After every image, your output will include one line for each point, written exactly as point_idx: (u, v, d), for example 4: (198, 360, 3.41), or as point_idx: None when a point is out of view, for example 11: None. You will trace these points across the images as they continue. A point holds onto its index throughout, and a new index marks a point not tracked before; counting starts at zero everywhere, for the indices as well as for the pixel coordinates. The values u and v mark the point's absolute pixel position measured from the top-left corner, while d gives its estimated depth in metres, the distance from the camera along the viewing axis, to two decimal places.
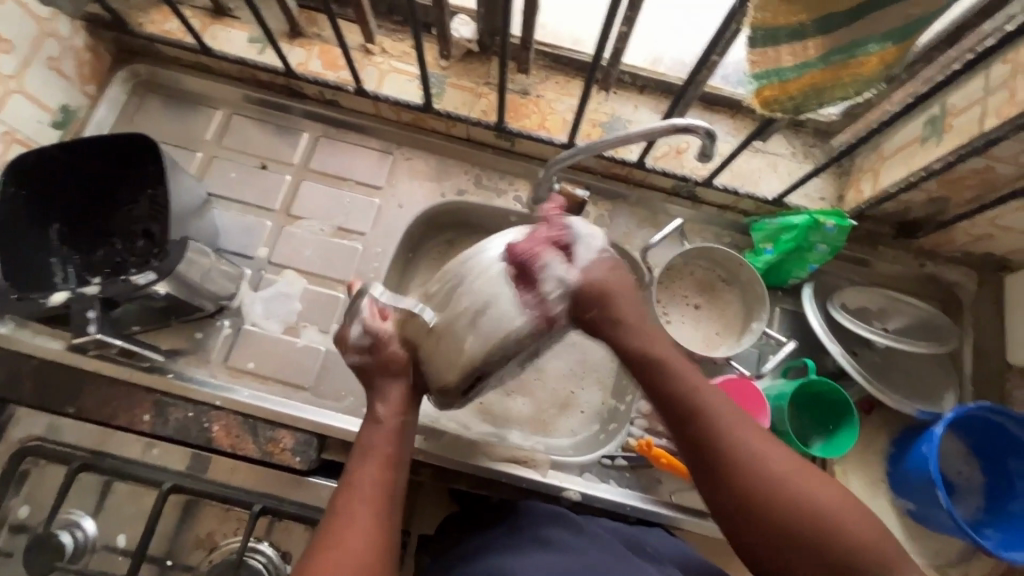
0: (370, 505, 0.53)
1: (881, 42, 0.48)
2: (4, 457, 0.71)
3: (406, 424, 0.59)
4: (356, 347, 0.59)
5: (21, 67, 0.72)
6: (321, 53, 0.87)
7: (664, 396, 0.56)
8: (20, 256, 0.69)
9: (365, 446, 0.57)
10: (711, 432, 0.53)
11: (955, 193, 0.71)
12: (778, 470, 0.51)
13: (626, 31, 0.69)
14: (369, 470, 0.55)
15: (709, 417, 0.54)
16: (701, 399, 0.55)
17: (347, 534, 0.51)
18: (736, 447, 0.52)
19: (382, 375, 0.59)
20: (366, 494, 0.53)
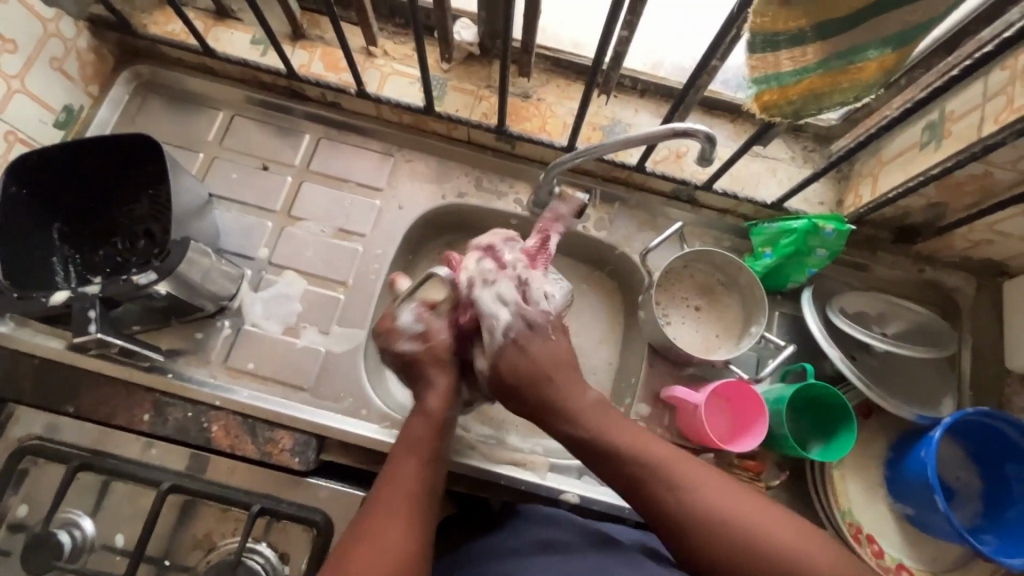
0: (409, 490, 0.57)
1: (880, 48, 0.48)
2: (4, 455, 0.71)
3: (450, 419, 0.65)
4: (412, 333, 0.69)
5: (25, 67, 0.72)
6: (324, 55, 0.87)
7: (610, 464, 0.59)
8: (21, 255, 0.69)
9: (408, 439, 0.62)
10: (659, 496, 0.56)
11: (954, 199, 0.71)
12: (749, 521, 0.53)
13: (627, 35, 0.69)
14: (411, 459, 0.60)
15: (654, 480, 0.56)
16: (644, 462, 0.58)
17: (386, 514, 0.54)
18: (684, 506, 0.54)
19: (431, 365, 0.67)
20: (407, 480, 0.57)
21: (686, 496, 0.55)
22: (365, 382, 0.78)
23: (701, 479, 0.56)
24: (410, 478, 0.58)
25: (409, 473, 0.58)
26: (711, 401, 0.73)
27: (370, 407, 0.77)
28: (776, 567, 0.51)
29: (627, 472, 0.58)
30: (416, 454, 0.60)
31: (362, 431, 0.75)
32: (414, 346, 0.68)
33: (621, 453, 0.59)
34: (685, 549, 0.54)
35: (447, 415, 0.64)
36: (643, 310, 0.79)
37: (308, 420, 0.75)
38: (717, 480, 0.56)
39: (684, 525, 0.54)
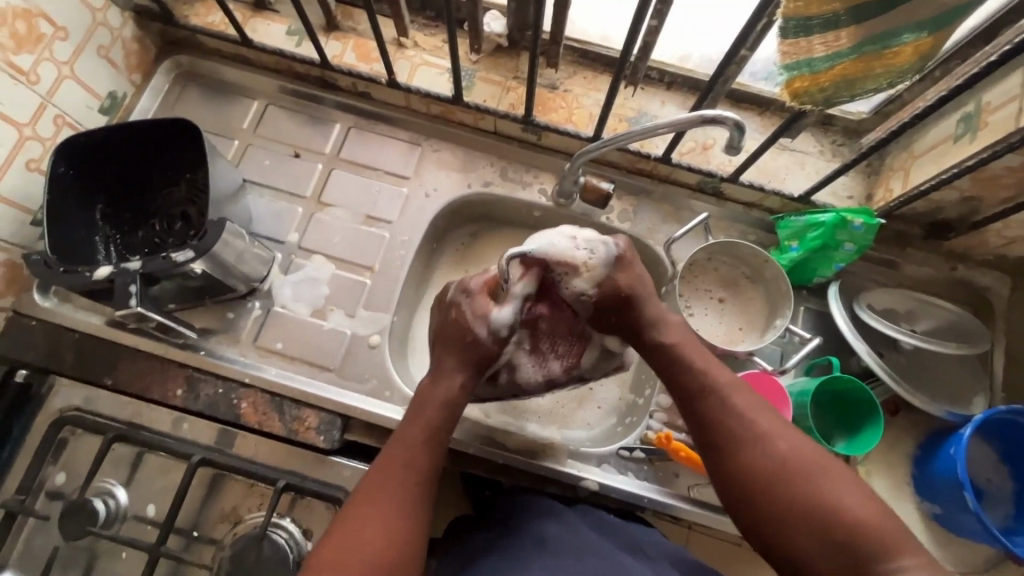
0: (399, 495, 0.57)
1: (915, 32, 0.47)
2: (45, 425, 0.75)
3: (444, 429, 0.62)
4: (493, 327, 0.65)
5: (75, 54, 0.76)
6: (356, 46, 0.89)
7: (682, 376, 0.63)
8: (68, 234, 0.72)
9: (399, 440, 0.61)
10: (719, 418, 0.59)
11: (989, 193, 0.69)
12: (793, 455, 0.56)
13: (656, 24, 0.69)
14: (401, 464, 0.59)
15: (719, 399, 0.60)
16: (714, 380, 0.62)
17: (370, 519, 0.55)
18: (738, 422, 0.59)
19: (459, 348, 0.65)
20: (389, 487, 0.57)
21: (741, 421, 0.59)
22: (389, 364, 0.79)
23: (761, 414, 0.59)
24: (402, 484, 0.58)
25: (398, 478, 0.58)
26: None
27: (393, 389, 0.78)
28: (802, 501, 0.53)
29: (690, 387, 0.62)
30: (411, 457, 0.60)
31: (385, 412, 0.76)
32: (486, 337, 0.65)
33: (692, 368, 0.63)
34: (730, 474, 0.58)
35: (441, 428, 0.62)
36: (666, 301, 0.79)
37: (333, 400, 0.76)
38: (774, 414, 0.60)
39: (732, 448, 0.58)
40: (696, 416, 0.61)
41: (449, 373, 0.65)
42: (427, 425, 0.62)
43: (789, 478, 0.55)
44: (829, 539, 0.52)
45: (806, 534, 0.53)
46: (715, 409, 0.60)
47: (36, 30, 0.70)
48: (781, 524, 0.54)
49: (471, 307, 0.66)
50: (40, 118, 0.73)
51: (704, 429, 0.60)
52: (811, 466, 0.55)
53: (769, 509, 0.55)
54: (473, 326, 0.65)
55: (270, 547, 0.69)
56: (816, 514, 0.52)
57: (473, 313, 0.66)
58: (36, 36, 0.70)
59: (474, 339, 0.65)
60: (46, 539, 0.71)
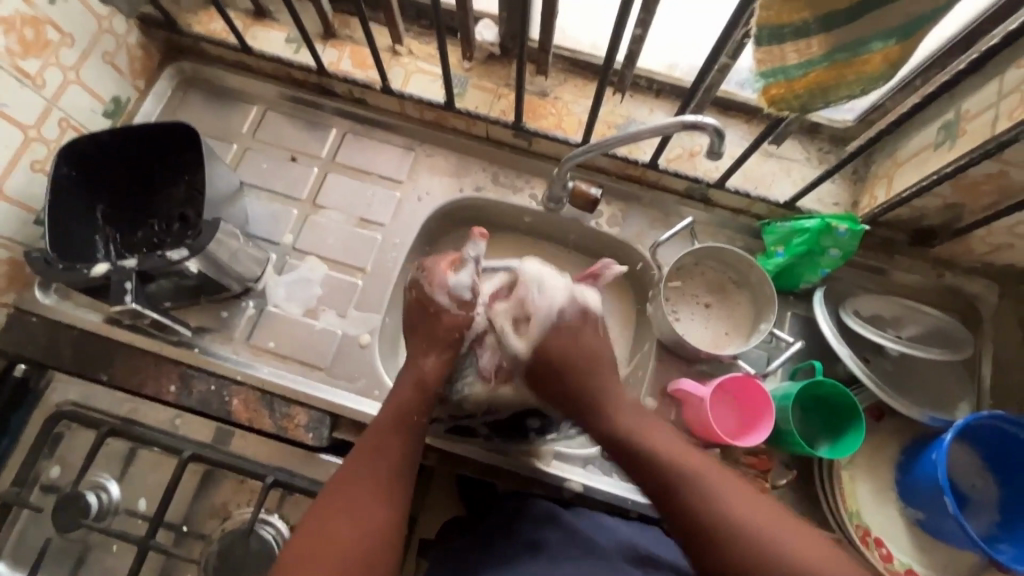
0: (383, 491, 0.61)
1: (885, 40, 0.48)
2: (43, 418, 0.76)
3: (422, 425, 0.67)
4: (456, 298, 0.74)
5: (80, 59, 0.78)
6: (352, 54, 0.91)
7: (630, 440, 0.65)
8: (69, 234, 0.74)
9: (378, 432, 0.65)
10: (670, 477, 0.60)
11: (971, 199, 0.69)
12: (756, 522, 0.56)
13: (641, 33, 0.70)
14: (383, 454, 0.63)
15: (663, 464, 0.61)
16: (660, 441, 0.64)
17: (344, 513, 0.58)
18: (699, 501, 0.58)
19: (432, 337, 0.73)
20: (369, 478, 0.61)
21: (704, 500, 0.58)
22: (378, 364, 0.81)
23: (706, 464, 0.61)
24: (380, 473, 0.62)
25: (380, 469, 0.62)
26: (717, 395, 0.73)
27: (381, 389, 0.80)
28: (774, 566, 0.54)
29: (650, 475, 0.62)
30: (389, 448, 0.64)
31: (373, 410, 0.78)
32: (447, 304, 0.74)
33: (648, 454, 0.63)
34: (689, 533, 0.58)
35: (412, 420, 0.67)
36: (652, 305, 0.80)
37: (322, 398, 0.78)
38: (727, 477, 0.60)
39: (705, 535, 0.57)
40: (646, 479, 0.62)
41: (421, 357, 0.72)
42: (400, 416, 0.66)
43: (743, 526, 0.55)
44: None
45: None
46: (676, 491, 0.59)
47: (43, 36, 0.73)
48: None
49: (427, 280, 0.74)
50: (46, 120, 0.76)
51: (657, 493, 0.61)
52: (761, 514, 0.57)
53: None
54: (432, 296, 0.74)
55: (257, 542, 0.71)
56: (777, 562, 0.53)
57: (430, 285, 0.74)
58: (43, 42, 0.73)
59: (438, 308, 0.74)
60: (39, 531, 0.73)
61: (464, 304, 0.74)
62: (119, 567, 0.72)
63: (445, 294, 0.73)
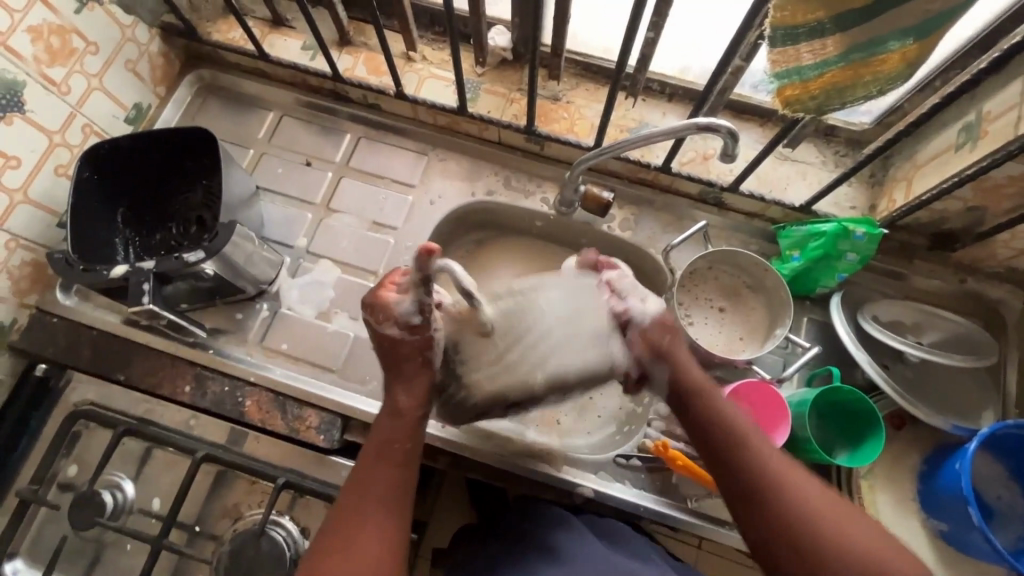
0: (382, 522, 0.58)
1: (902, 39, 0.48)
2: (61, 417, 0.78)
3: (410, 451, 0.63)
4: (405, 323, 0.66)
5: (104, 67, 0.80)
6: (367, 60, 0.92)
7: (713, 423, 0.60)
8: (89, 236, 0.76)
9: (364, 466, 0.61)
10: (744, 440, 0.58)
11: (993, 202, 0.68)
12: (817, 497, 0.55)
13: (653, 36, 0.69)
14: (374, 485, 0.60)
15: (739, 425, 0.60)
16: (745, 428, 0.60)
17: (342, 553, 0.55)
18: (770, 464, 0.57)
19: (406, 358, 0.67)
20: (363, 515, 0.58)
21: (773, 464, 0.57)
22: None
23: (783, 458, 0.58)
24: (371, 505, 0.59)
25: (371, 501, 0.59)
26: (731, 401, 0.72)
27: None
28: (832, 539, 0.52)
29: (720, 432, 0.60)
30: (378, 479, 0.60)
31: None
32: (400, 334, 0.66)
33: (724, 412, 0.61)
34: (742, 487, 0.56)
35: (399, 447, 0.63)
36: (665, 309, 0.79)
37: (335, 400, 0.78)
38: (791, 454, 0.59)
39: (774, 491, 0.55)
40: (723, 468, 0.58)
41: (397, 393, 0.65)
42: (382, 446, 0.62)
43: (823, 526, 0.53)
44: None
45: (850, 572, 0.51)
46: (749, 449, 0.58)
47: (69, 44, 0.75)
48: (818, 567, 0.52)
49: (375, 315, 0.67)
50: (70, 125, 0.78)
51: (724, 453, 0.59)
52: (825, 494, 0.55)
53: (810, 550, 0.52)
54: (384, 331, 0.67)
55: (268, 544, 0.71)
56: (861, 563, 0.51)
57: (378, 319, 0.67)
58: (69, 50, 0.75)
59: (391, 339, 0.67)
60: (56, 529, 0.74)
61: (416, 328, 0.66)
62: (132, 566, 0.73)
63: (398, 325, 0.66)
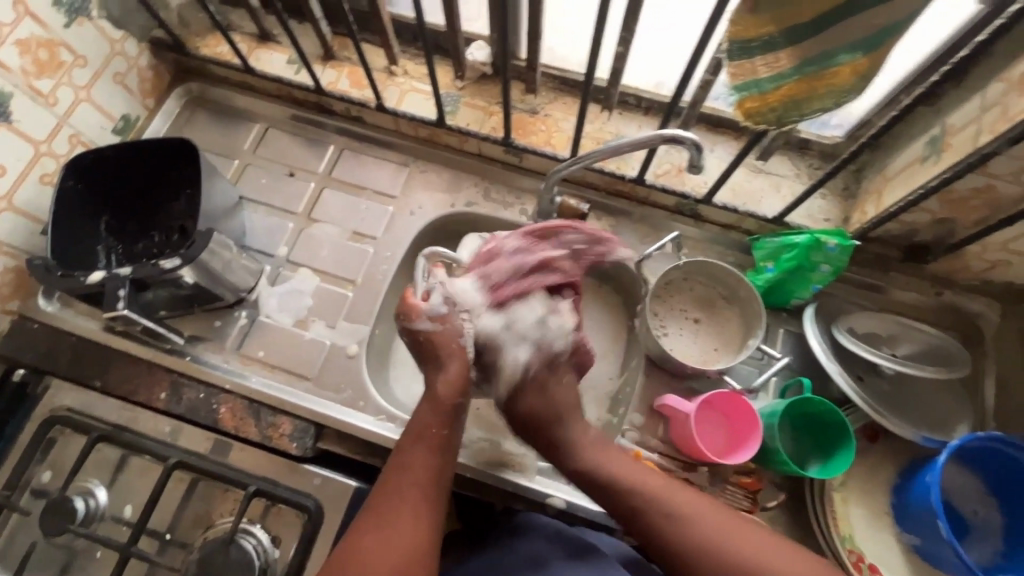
0: (415, 498, 0.61)
1: (851, 52, 0.48)
2: (37, 423, 0.78)
3: (446, 439, 0.67)
4: (433, 313, 0.73)
5: (92, 79, 0.83)
6: (350, 74, 0.94)
7: (620, 498, 0.64)
8: (70, 243, 0.77)
9: (402, 450, 0.65)
10: (651, 516, 0.62)
11: (961, 214, 0.68)
12: (736, 552, 0.58)
13: (623, 51, 0.71)
14: (416, 470, 0.63)
15: (644, 503, 0.63)
16: (643, 497, 0.63)
17: (377, 527, 0.58)
18: (682, 534, 0.60)
19: (444, 349, 0.71)
20: (399, 495, 0.61)
21: (687, 532, 0.60)
22: (366, 375, 0.81)
23: (699, 514, 0.61)
24: (411, 490, 0.62)
25: (409, 487, 0.62)
26: (701, 411, 0.72)
27: (367, 400, 0.80)
28: None
29: (631, 508, 0.63)
30: (418, 461, 0.64)
31: (358, 421, 0.78)
32: (432, 326, 0.72)
33: (627, 487, 0.64)
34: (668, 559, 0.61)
35: (438, 433, 0.66)
36: (639, 319, 0.79)
37: (309, 408, 0.78)
38: (709, 502, 0.63)
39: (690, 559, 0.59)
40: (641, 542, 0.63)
41: (437, 372, 0.71)
42: (419, 431, 0.66)
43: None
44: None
45: None
46: (662, 526, 0.61)
47: (57, 57, 0.77)
48: None
49: (406, 317, 0.73)
50: (57, 136, 0.80)
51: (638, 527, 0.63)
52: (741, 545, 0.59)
53: None
54: (415, 327, 0.72)
55: (237, 553, 0.70)
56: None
57: (408, 320, 0.72)
58: (57, 62, 0.77)
59: (424, 333, 0.72)
60: (27, 535, 0.73)
61: (443, 317, 0.73)
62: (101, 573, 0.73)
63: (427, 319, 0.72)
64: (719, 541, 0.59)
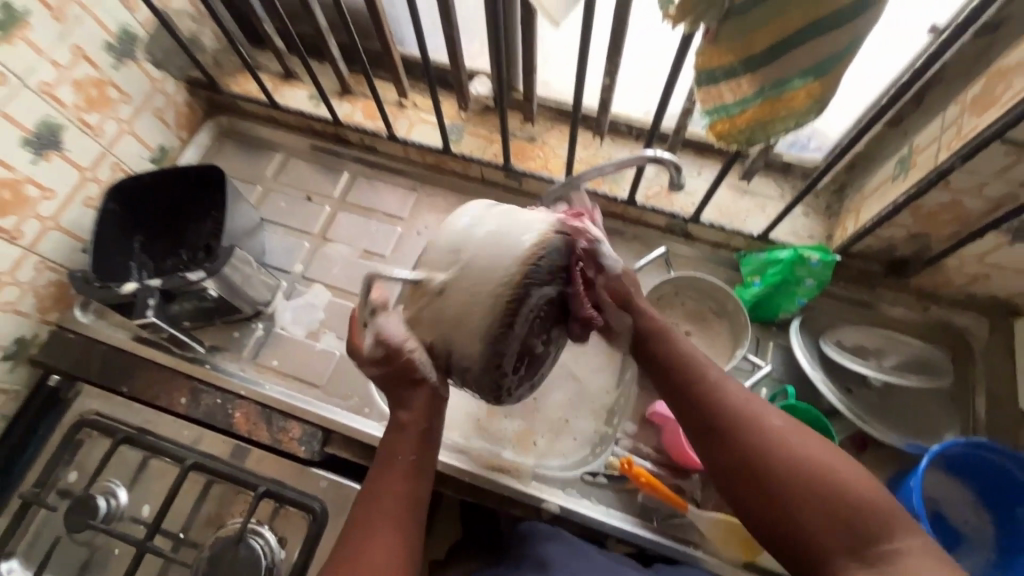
0: (388, 528, 0.59)
1: (804, 77, 0.53)
2: (67, 425, 0.84)
3: (420, 464, 0.64)
4: (380, 356, 0.65)
5: (134, 114, 0.92)
6: (364, 107, 1.02)
7: (670, 363, 0.64)
8: (107, 259, 0.85)
9: (376, 475, 0.63)
10: (697, 382, 0.62)
11: (934, 229, 0.72)
12: (781, 430, 0.56)
13: (610, 82, 0.77)
14: (384, 501, 0.61)
15: (695, 368, 0.63)
16: (703, 362, 0.64)
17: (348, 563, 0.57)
18: (724, 400, 0.60)
19: (406, 385, 0.65)
20: (369, 525, 0.59)
21: (730, 403, 0.59)
22: (371, 385, 0.86)
23: (745, 393, 0.61)
24: (383, 520, 0.60)
25: (381, 517, 0.60)
26: None
27: (372, 407, 0.85)
28: (794, 474, 0.53)
29: (679, 372, 0.63)
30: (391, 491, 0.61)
31: (363, 427, 0.82)
32: (382, 368, 0.65)
33: (678, 355, 0.64)
34: (703, 428, 0.60)
35: (411, 458, 0.64)
36: None
37: (318, 415, 0.83)
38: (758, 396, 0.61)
39: (728, 431, 0.58)
40: (683, 402, 0.62)
41: (409, 400, 0.66)
42: (391, 456, 0.64)
43: (788, 458, 0.54)
44: (832, 516, 0.51)
45: (812, 508, 0.52)
46: (704, 393, 0.61)
47: (106, 95, 0.87)
48: (780, 504, 0.53)
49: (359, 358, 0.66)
50: (100, 163, 0.88)
51: (682, 397, 0.62)
52: (786, 427, 0.56)
53: (776, 488, 0.54)
54: (368, 370, 0.66)
55: (245, 552, 0.73)
56: (815, 485, 0.52)
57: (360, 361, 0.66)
58: (105, 99, 0.87)
59: (379, 378, 0.66)
60: (51, 530, 0.78)
61: (395, 357, 0.64)
62: (117, 570, 0.76)
63: (373, 364, 0.66)
64: (762, 416, 0.58)
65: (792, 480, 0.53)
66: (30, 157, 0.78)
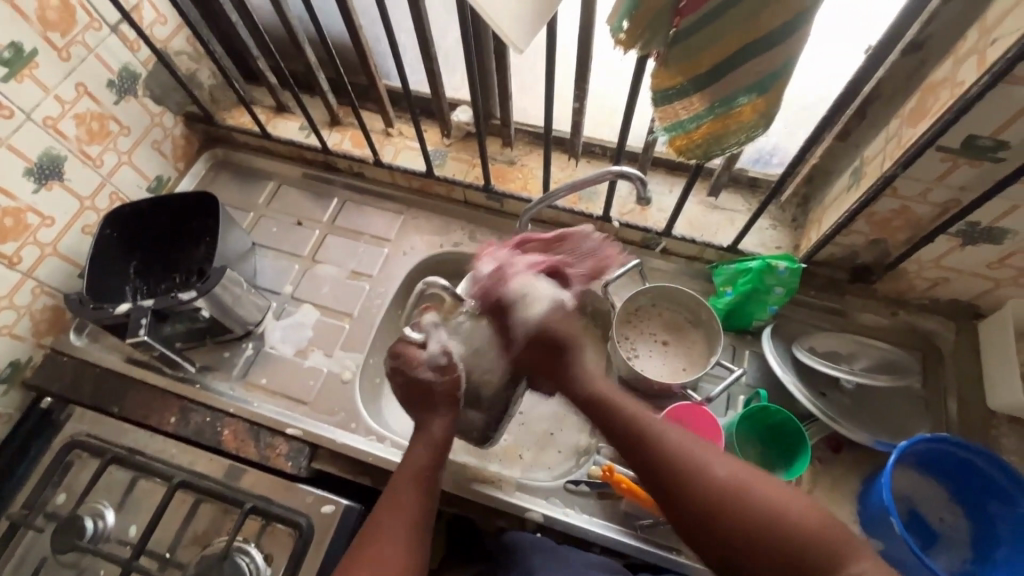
0: (402, 537, 0.63)
1: (748, 94, 0.57)
2: (57, 447, 0.84)
3: (434, 482, 0.70)
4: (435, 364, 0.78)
5: (133, 146, 0.97)
6: (353, 136, 1.07)
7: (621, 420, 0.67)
8: (102, 282, 0.88)
9: (392, 489, 0.68)
10: (647, 438, 0.64)
11: (890, 235, 0.76)
12: (730, 473, 0.59)
13: (579, 106, 0.82)
14: (399, 513, 0.65)
15: (643, 424, 0.66)
16: (649, 418, 0.66)
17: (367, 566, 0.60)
18: (675, 452, 0.62)
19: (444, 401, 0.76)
20: (383, 538, 0.63)
21: (680, 454, 0.62)
22: (358, 400, 0.88)
23: (693, 440, 0.63)
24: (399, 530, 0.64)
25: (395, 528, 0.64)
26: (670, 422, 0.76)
27: (358, 421, 0.86)
28: (746, 515, 0.56)
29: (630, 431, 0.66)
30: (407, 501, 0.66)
31: (349, 441, 0.83)
32: (434, 376, 0.77)
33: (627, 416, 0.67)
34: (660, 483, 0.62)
35: (427, 473, 0.70)
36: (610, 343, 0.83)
37: (304, 430, 0.84)
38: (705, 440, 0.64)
39: (683, 480, 0.60)
40: (642, 461, 0.63)
41: (424, 430, 0.74)
42: (407, 473, 0.69)
43: (738, 499, 0.57)
44: (792, 556, 0.54)
45: (767, 549, 0.55)
46: (655, 449, 0.63)
47: (106, 128, 0.91)
48: (739, 549, 0.56)
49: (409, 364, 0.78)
50: (99, 193, 0.93)
51: (637, 454, 0.64)
52: (733, 469, 0.59)
53: (732, 533, 0.56)
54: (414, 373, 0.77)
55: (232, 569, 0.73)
56: (773, 524, 0.55)
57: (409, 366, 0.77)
58: (106, 133, 0.91)
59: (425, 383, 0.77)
60: (38, 552, 0.78)
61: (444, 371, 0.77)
62: None
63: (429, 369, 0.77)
64: (711, 462, 0.60)
65: (744, 524, 0.56)
66: (32, 186, 0.83)
